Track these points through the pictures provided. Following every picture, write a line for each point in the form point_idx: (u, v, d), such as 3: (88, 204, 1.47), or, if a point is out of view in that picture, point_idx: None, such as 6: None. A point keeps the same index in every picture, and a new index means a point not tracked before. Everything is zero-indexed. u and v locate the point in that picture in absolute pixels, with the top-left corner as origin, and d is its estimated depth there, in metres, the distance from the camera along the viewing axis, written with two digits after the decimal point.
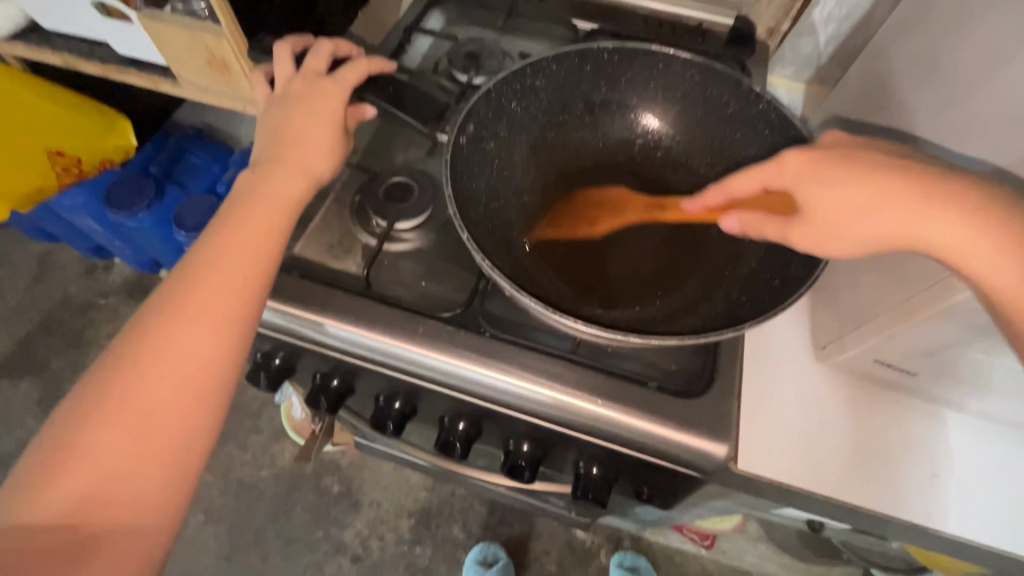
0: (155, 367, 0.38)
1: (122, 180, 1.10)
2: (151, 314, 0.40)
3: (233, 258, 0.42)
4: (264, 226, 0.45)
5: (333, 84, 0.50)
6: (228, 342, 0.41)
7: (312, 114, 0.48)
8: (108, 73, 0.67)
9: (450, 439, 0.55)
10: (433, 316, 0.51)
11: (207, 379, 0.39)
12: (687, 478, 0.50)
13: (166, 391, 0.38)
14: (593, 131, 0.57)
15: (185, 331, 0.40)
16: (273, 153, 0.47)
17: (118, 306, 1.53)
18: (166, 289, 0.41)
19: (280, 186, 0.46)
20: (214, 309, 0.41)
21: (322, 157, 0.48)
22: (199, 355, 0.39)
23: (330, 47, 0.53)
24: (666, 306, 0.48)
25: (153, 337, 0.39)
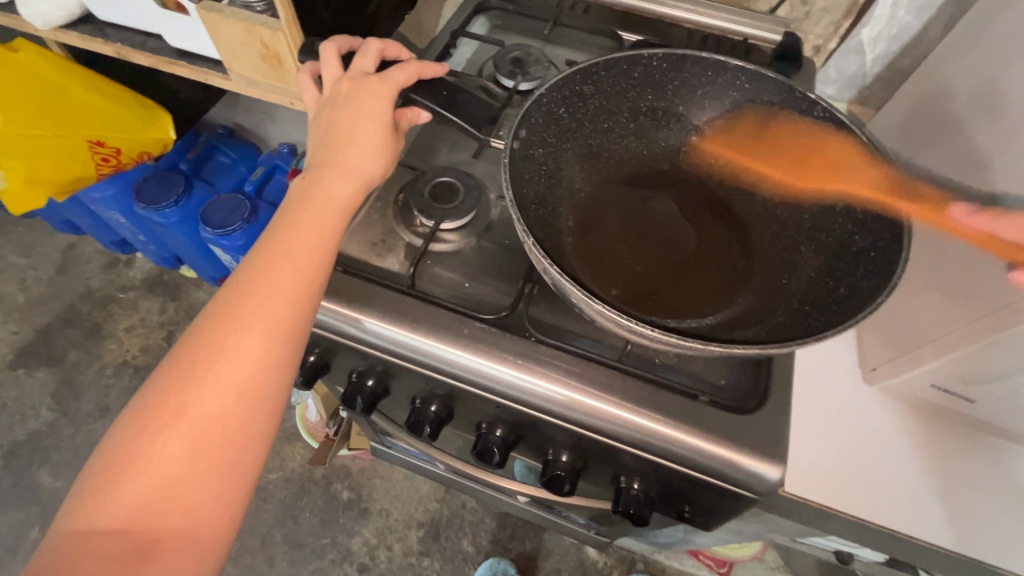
0: (211, 376, 0.38)
1: (153, 178, 1.17)
2: (209, 322, 0.39)
3: (286, 264, 0.42)
4: (317, 231, 0.44)
5: (382, 84, 0.50)
6: (280, 347, 0.40)
7: (365, 113, 0.48)
8: (158, 64, 0.68)
9: (486, 445, 0.53)
10: (477, 317, 0.50)
11: (262, 385, 0.39)
12: (739, 498, 0.47)
13: (220, 399, 0.37)
14: (639, 138, 0.56)
15: (239, 338, 0.39)
16: (325, 155, 0.47)
17: (143, 297, 1.55)
18: (220, 297, 0.41)
19: (332, 188, 0.45)
20: (266, 317, 0.40)
21: (373, 158, 0.48)
22: (252, 362, 0.39)
23: (378, 46, 0.53)
24: (721, 317, 0.47)
25: (207, 344, 0.38)
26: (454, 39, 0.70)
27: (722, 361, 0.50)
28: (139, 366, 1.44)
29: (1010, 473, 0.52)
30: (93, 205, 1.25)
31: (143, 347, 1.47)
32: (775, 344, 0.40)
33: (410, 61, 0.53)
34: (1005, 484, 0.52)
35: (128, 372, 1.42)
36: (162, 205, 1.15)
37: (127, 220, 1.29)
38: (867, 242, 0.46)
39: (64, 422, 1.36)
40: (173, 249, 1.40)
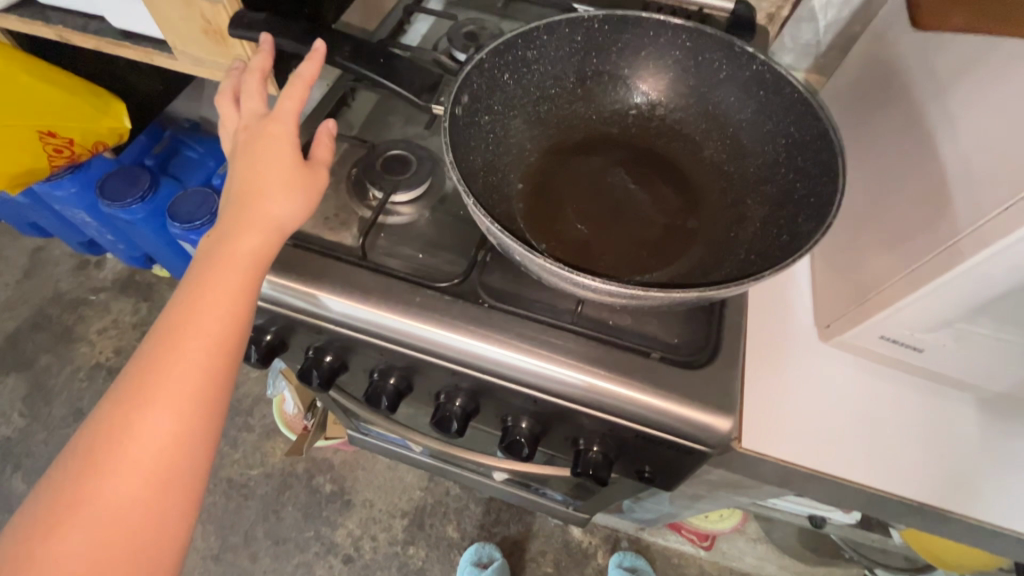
0: (116, 462, 0.37)
1: (117, 174, 1.15)
2: (114, 404, 0.38)
3: (193, 333, 0.40)
4: (226, 292, 0.42)
5: (275, 120, 0.46)
6: (191, 423, 0.39)
7: (270, 154, 0.45)
8: (101, 47, 0.66)
9: (445, 415, 0.53)
10: (430, 286, 0.50)
11: (174, 465, 0.38)
12: (694, 453, 0.48)
13: (128, 487, 0.36)
14: (587, 103, 0.56)
15: (146, 417, 0.38)
16: (233, 202, 0.44)
17: (114, 298, 1.52)
18: (124, 375, 0.39)
19: (241, 240, 0.43)
20: (173, 394, 0.39)
21: (283, 202, 0.44)
22: (162, 444, 0.38)
23: (260, 80, 0.49)
24: (673, 273, 0.47)
25: (112, 429, 0.37)
26: (407, 14, 0.69)
27: (675, 319, 0.51)
28: (113, 367, 1.42)
29: (958, 420, 0.54)
30: (57, 204, 1.23)
31: (117, 348, 1.44)
32: (716, 287, 0.40)
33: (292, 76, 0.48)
34: (955, 430, 0.53)
35: (101, 374, 1.40)
36: (127, 200, 1.14)
37: (92, 219, 1.27)
38: (808, 188, 0.46)
39: (36, 427, 1.33)
40: (142, 248, 1.38)
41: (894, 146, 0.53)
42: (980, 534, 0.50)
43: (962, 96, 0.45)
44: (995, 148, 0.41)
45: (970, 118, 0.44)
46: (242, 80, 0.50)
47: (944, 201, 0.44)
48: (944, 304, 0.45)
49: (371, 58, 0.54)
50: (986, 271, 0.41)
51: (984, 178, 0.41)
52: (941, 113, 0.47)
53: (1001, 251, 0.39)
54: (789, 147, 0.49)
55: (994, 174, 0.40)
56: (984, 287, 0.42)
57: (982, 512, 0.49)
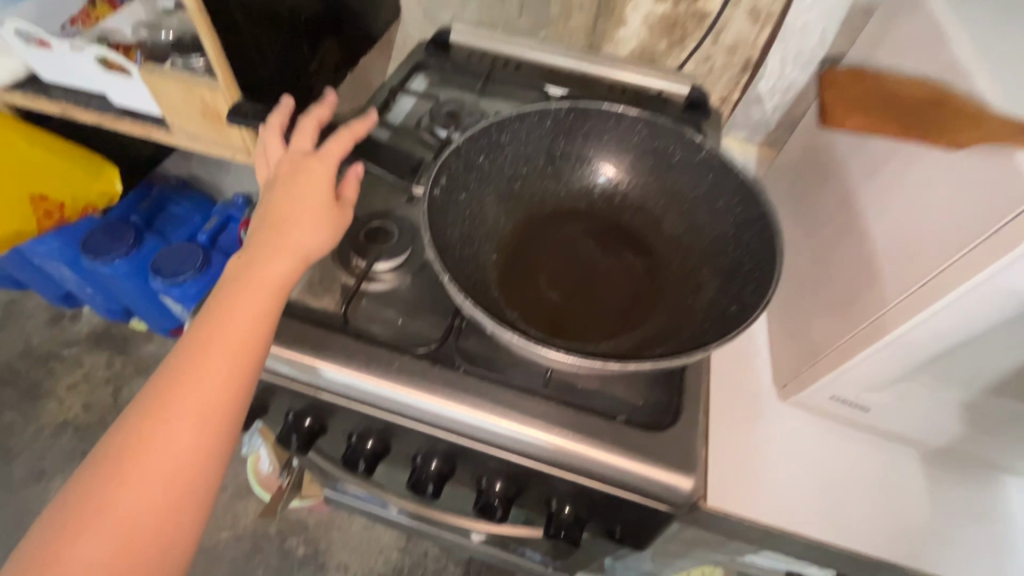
0: (140, 469, 0.38)
1: (101, 230, 1.17)
2: (141, 412, 0.40)
3: (221, 349, 0.42)
4: (252, 313, 0.44)
5: (315, 159, 0.51)
6: (212, 437, 0.40)
7: (306, 191, 0.49)
8: (101, 121, 0.70)
9: (422, 477, 0.55)
10: (409, 351, 0.53)
11: (192, 478, 0.39)
12: (658, 513, 0.50)
13: (148, 496, 0.37)
14: (557, 180, 0.61)
15: (169, 432, 0.39)
16: (263, 232, 0.47)
17: (88, 352, 1.49)
18: (152, 385, 0.41)
19: (270, 265, 0.46)
20: (197, 407, 0.40)
21: (310, 235, 0.47)
22: (183, 456, 0.39)
23: (311, 121, 0.55)
24: (638, 338, 0.51)
25: (138, 437, 0.39)
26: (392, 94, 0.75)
27: (640, 382, 0.54)
28: (81, 424, 1.38)
29: (909, 476, 0.57)
30: (38, 258, 1.23)
31: (86, 404, 1.41)
32: (669, 355, 0.44)
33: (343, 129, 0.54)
34: (903, 484, 0.57)
35: (68, 431, 1.36)
36: (110, 256, 1.15)
37: (73, 273, 1.27)
38: (753, 261, 0.51)
39: None
40: (122, 301, 1.38)
41: (832, 223, 0.58)
42: None
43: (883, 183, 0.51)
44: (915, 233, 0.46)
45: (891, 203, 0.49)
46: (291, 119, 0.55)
47: (877, 275, 0.49)
48: (885, 365, 0.49)
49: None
50: (915, 337, 0.46)
51: (906, 253, 0.46)
52: (869, 196, 0.53)
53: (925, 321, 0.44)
54: (737, 223, 0.54)
55: (915, 255, 0.45)
56: (915, 349, 0.47)
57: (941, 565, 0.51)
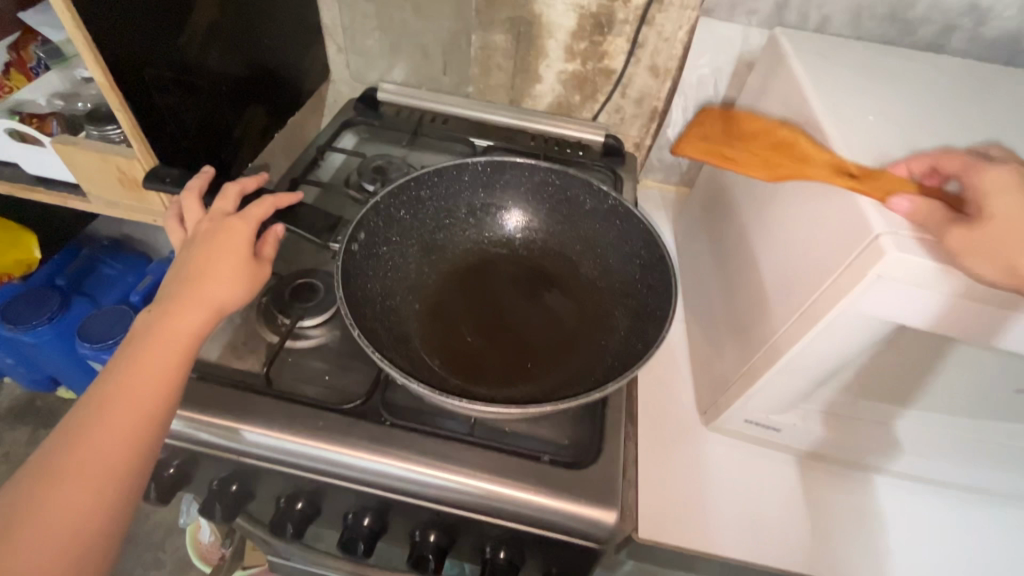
0: (28, 532, 0.36)
1: (23, 298, 1.13)
2: (36, 472, 0.38)
3: (125, 404, 0.41)
4: (161, 365, 0.44)
5: (238, 220, 0.52)
6: (111, 495, 0.39)
7: (225, 248, 0.50)
8: (15, 191, 0.69)
9: (353, 537, 0.54)
10: (334, 408, 0.53)
11: (87, 538, 0.38)
12: (587, 551, 0.51)
13: (35, 559, 0.36)
14: (477, 229, 0.64)
15: (64, 489, 0.38)
16: (177, 286, 0.47)
17: (9, 427, 1.39)
18: (49, 443, 0.40)
19: (182, 318, 0.46)
20: (97, 464, 0.39)
21: (225, 290, 0.48)
22: (78, 515, 0.38)
23: (238, 188, 0.56)
24: (555, 379, 0.53)
25: (29, 497, 0.37)
26: (320, 153, 0.77)
27: (565, 422, 0.56)
28: None
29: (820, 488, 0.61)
30: None
31: None
32: (574, 398, 0.46)
33: (268, 198, 0.55)
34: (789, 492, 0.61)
35: None
36: (31, 323, 1.11)
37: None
38: (656, 299, 0.55)
39: None
40: (47, 371, 1.30)
41: (732, 257, 0.63)
42: None
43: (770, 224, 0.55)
44: (798, 269, 0.50)
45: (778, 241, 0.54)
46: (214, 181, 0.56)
47: (769, 306, 0.53)
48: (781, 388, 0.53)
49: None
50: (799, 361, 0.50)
51: (788, 285, 0.51)
52: (760, 233, 0.58)
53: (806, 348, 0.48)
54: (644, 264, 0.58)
55: (797, 288, 0.49)
56: (799, 372, 0.51)
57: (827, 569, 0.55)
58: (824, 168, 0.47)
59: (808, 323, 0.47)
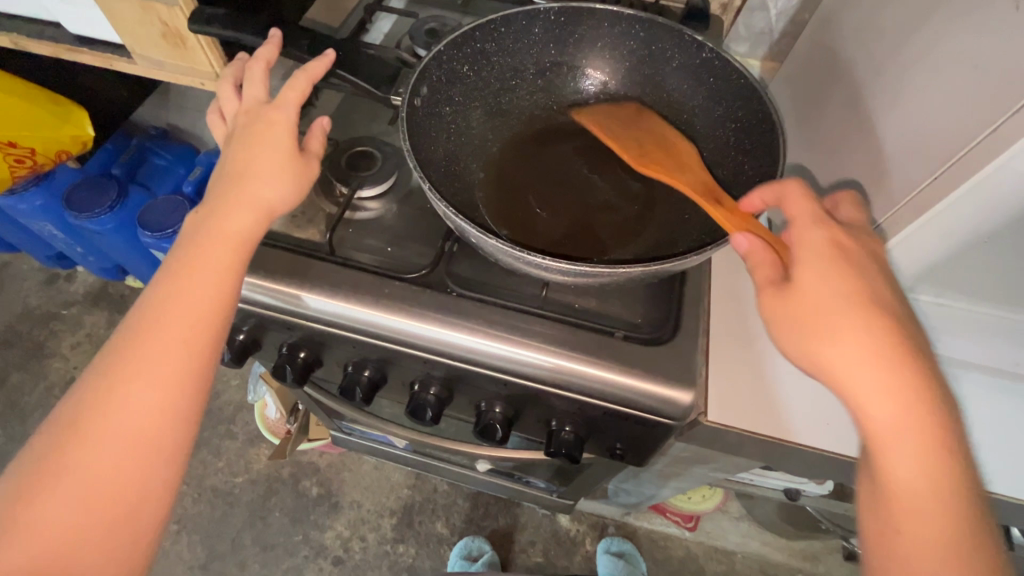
0: (103, 429, 0.37)
1: (82, 184, 1.14)
2: (104, 372, 0.39)
3: (180, 307, 0.40)
4: (213, 269, 0.42)
5: (276, 108, 0.46)
6: (177, 396, 0.39)
7: (264, 140, 0.45)
8: (60, 55, 0.66)
9: (420, 403, 0.54)
10: (400, 277, 0.51)
11: (161, 435, 0.39)
12: (659, 427, 0.50)
13: (114, 454, 0.37)
14: (548, 93, 0.58)
15: (131, 390, 0.38)
16: (222, 185, 0.44)
17: (88, 311, 1.49)
18: (113, 345, 0.40)
19: (229, 219, 0.43)
20: (160, 366, 0.39)
21: (273, 185, 0.44)
22: (149, 413, 0.38)
23: (265, 65, 0.48)
24: (633, 253, 0.50)
25: (101, 396, 0.38)
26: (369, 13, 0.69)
27: (639, 300, 0.53)
28: None
29: None
30: (23, 217, 1.20)
31: None
32: (661, 261, 0.43)
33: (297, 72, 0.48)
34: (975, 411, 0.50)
35: None
36: (93, 211, 1.12)
37: (61, 231, 1.25)
38: (752, 169, 0.49)
39: (12, 446, 1.31)
40: (114, 259, 1.36)
41: (834, 126, 0.56)
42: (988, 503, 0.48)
43: (890, 79, 0.47)
44: (927, 128, 0.43)
45: (897, 97, 0.46)
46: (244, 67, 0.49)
47: (886, 176, 0.47)
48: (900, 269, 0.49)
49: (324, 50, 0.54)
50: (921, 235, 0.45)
51: (914, 148, 0.44)
52: (879, 92, 0.49)
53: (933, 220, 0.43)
54: (738, 131, 0.52)
55: (929, 150, 0.42)
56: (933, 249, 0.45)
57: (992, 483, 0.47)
58: (691, 188, 0.45)
59: (948, 187, 0.41)
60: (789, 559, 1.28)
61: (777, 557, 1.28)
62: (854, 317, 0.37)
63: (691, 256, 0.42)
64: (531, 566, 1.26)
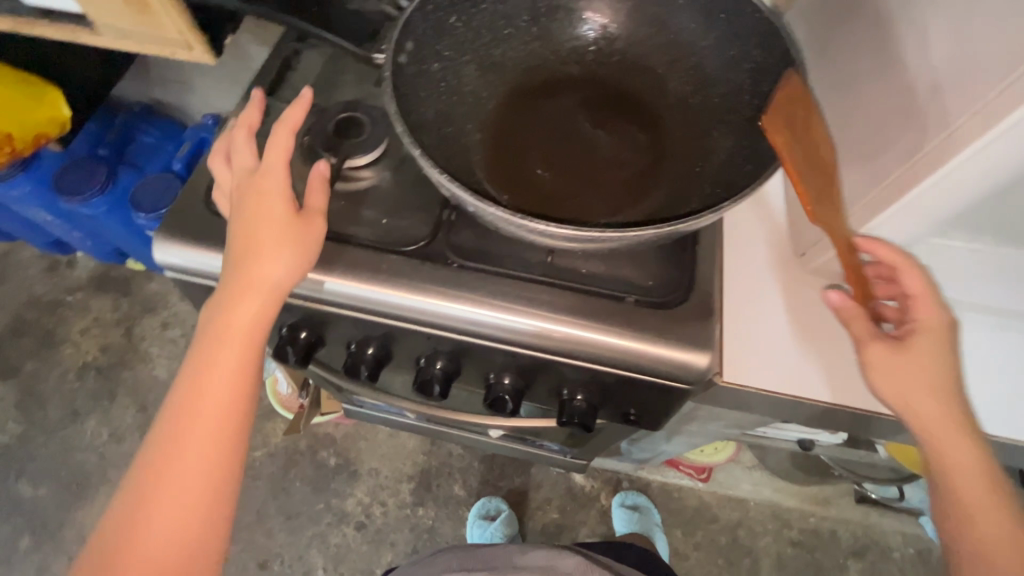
0: (160, 507, 0.42)
1: (70, 167, 1.11)
2: (156, 452, 0.43)
3: (211, 393, 0.43)
4: (236, 353, 0.44)
5: (267, 173, 0.45)
6: (221, 472, 0.43)
7: (264, 211, 0.43)
8: (20, 28, 0.61)
9: (427, 379, 0.53)
10: (398, 251, 0.49)
11: (211, 507, 0.43)
12: (674, 392, 0.49)
13: (175, 529, 0.42)
14: (544, 42, 0.53)
15: (180, 470, 0.42)
16: (231, 267, 0.43)
17: (93, 296, 1.48)
18: (160, 427, 0.43)
19: (243, 305, 0.43)
20: (202, 447, 0.43)
21: (280, 264, 0.43)
22: (197, 490, 0.42)
23: (247, 130, 0.48)
24: (641, 212, 0.47)
25: (156, 478, 0.42)
26: None
27: (649, 261, 0.50)
28: (102, 366, 1.40)
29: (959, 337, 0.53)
30: (14, 205, 1.17)
31: (102, 346, 1.42)
32: (671, 223, 0.40)
33: (276, 122, 0.46)
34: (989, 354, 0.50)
35: (91, 373, 1.39)
36: (85, 195, 1.10)
37: (54, 218, 1.22)
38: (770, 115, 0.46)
39: (35, 432, 1.33)
40: (112, 243, 1.34)
41: (857, 61, 0.51)
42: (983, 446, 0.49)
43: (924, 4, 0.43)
44: (970, 61, 0.38)
45: (933, 23, 0.42)
46: (230, 138, 0.48)
47: (914, 114, 0.43)
48: (929, 216, 0.45)
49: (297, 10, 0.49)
50: (934, 193, 0.43)
51: (952, 80, 0.40)
52: (909, 21, 0.44)
53: (945, 174, 0.41)
54: (755, 73, 0.47)
55: (976, 81, 0.38)
56: (970, 192, 0.42)
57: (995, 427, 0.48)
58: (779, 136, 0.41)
59: (996, 117, 0.37)
60: (800, 504, 1.30)
61: (788, 502, 1.30)
62: (948, 380, 0.44)
63: (705, 215, 0.39)
64: (548, 523, 1.29)
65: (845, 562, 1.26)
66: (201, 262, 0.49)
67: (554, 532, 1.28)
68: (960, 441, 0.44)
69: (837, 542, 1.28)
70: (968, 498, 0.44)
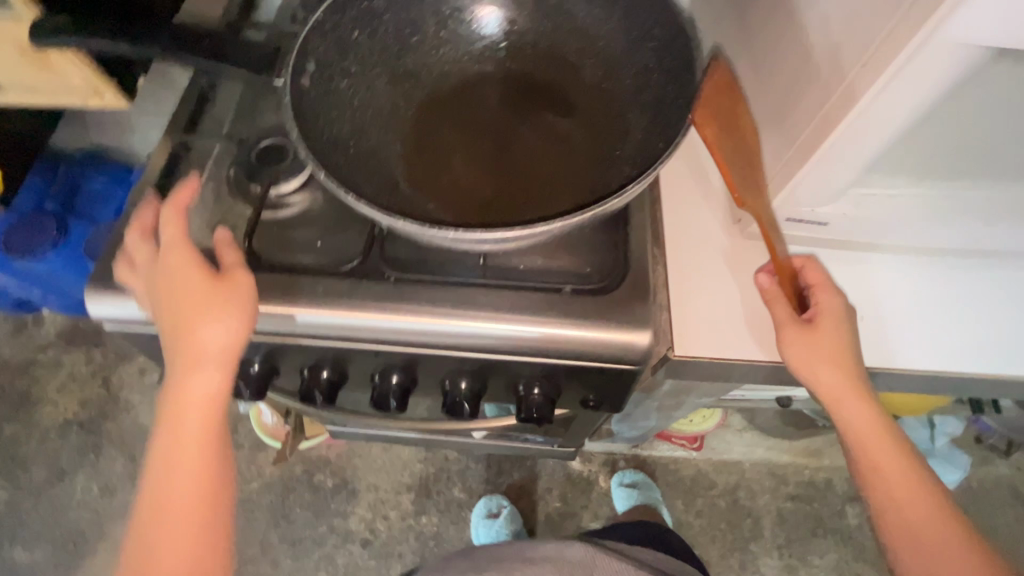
0: None
1: (18, 226, 1.09)
2: (139, 535, 0.42)
3: (182, 465, 0.43)
4: (196, 424, 0.44)
5: (170, 251, 0.45)
6: (210, 533, 0.43)
7: (178, 289, 0.43)
8: None
9: (383, 395, 0.53)
10: (332, 271, 0.49)
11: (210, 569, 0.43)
12: (626, 373, 0.49)
13: None
14: (455, 44, 0.53)
15: (168, 546, 0.42)
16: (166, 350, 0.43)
17: (66, 352, 1.46)
18: (139, 516, 0.43)
19: (188, 381, 0.43)
20: (186, 517, 0.43)
21: (212, 331, 0.42)
22: (190, 558, 0.42)
23: (140, 229, 0.48)
24: (565, 203, 0.47)
25: (146, 562, 0.42)
26: None
27: (584, 248, 0.51)
28: (83, 422, 1.38)
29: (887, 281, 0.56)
30: None
31: (82, 401, 1.40)
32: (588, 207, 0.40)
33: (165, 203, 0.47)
34: (900, 299, 0.56)
35: (74, 430, 1.36)
36: (37, 249, 1.09)
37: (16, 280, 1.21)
38: (676, 89, 0.46)
39: (23, 496, 1.31)
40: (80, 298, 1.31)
41: (767, 23, 0.51)
42: (902, 379, 0.54)
43: None
44: (857, 15, 0.39)
45: None
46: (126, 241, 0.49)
47: (818, 73, 0.44)
48: (846, 170, 0.46)
49: (196, 43, 0.49)
50: (844, 143, 0.43)
51: (845, 33, 0.41)
52: None
53: (847, 127, 0.42)
54: (658, 51, 0.48)
55: (870, 29, 0.38)
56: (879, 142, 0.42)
57: (914, 362, 0.53)
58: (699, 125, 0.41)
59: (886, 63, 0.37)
60: (793, 459, 1.32)
61: (781, 458, 1.32)
62: (849, 355, 0.49)
63: (612, 197, 0.39)
64: (552, 512, 1.30)
65: (843, 508, 1.29)
66: (134, 310, 0.49)
67: (558, 520, 1.29)
68: (861, 409, 0.49)
69: (833, 490, 1.31)
70: (878, 458, 0.49)
